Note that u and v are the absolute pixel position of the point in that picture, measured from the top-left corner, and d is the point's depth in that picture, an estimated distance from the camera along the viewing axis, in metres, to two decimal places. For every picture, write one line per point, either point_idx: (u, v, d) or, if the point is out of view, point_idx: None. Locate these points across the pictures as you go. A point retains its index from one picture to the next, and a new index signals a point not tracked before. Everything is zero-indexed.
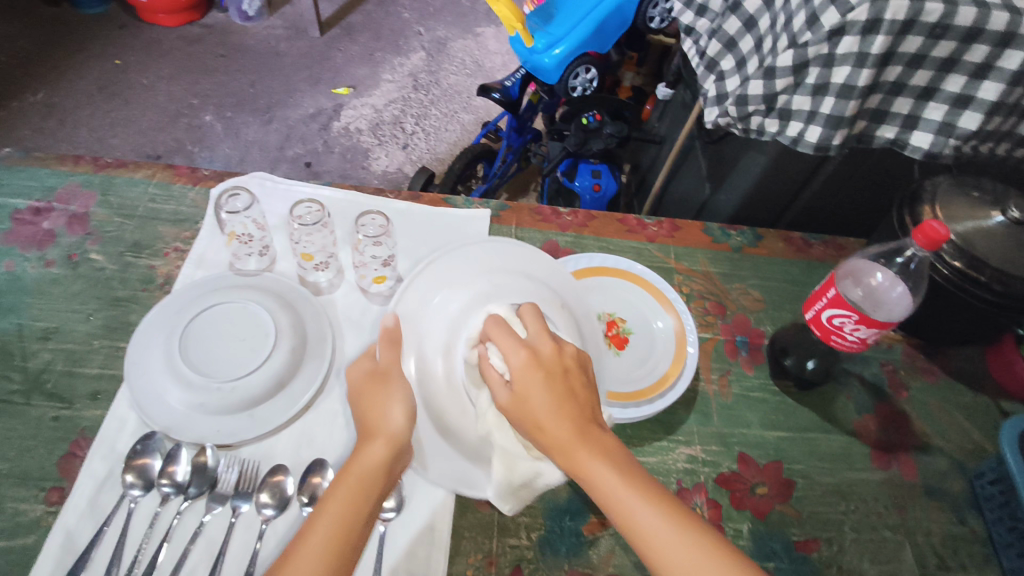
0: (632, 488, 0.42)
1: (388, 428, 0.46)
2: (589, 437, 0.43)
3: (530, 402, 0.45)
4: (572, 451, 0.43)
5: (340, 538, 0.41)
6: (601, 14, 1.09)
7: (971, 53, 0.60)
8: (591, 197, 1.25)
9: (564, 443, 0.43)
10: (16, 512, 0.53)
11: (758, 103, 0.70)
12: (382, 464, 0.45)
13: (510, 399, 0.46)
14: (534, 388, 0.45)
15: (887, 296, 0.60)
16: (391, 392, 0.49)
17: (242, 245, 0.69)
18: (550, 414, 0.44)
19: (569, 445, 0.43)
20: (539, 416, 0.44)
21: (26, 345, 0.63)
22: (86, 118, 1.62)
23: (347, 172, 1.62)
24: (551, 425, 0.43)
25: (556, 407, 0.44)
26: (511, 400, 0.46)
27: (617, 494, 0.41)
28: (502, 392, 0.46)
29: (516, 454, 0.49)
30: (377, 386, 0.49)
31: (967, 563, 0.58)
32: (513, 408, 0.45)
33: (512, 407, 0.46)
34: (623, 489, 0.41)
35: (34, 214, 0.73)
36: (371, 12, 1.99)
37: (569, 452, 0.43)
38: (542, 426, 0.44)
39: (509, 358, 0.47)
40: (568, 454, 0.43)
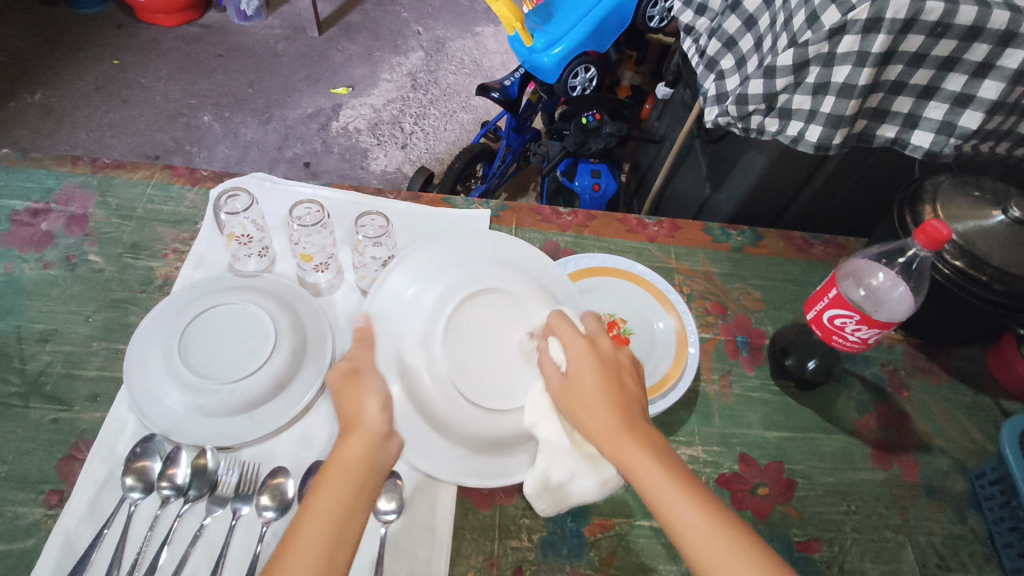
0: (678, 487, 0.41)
1: (365, 422, 0.46)
2: (639, 432, 0.44)
3: (579, 386, 0.47)
4: (621, 440, 0.43)
5: (328, 538, 0.40)
6: (600, 13, 1.08)
7: (972, 52, 0.60)
8: (591, 196, 1.24)
9: (611, 432, 0.44)
10: (14, 515, 0.53)
11: (758, 102, 0.70)
12: (362, 458, 0.44)
13: (563, 381, 0.48)
14: (588, 374, 0.47)
15: (889, 295, 0.60)
16: (365, 387, 0.48)
17: (241, 246, 0.69)
18: (603, 400, 0.45)
19: (615, 435, 0.44)
20: (587, 400, 0.46)
21: (24, 347, 0.62)
22: (84, 119, 1.61)
23: (346, 172, 1.62)
24: (599, 412, 0.45)
25: (608, 395, 0.46)
26: (562, 383, 0.48)
27: (661, 491, 0.41)
28: (555, 377, 0.49)
29: (561, 448, 0.49)
30: (353, 383, 0.49)
31: (968, 563, 0.58)
32: (564, 390, 0.48)
33: (566, 391, 0.48)
34: (672, 489, 0.41)
35: (32, 215, 0.72)
36: (369, 11, 1.99)
37: (615, 440, 0.44)
38: (589, 410, 0.45)
39: (567, 348, 0.50)
40: (613, 444, 0.43)
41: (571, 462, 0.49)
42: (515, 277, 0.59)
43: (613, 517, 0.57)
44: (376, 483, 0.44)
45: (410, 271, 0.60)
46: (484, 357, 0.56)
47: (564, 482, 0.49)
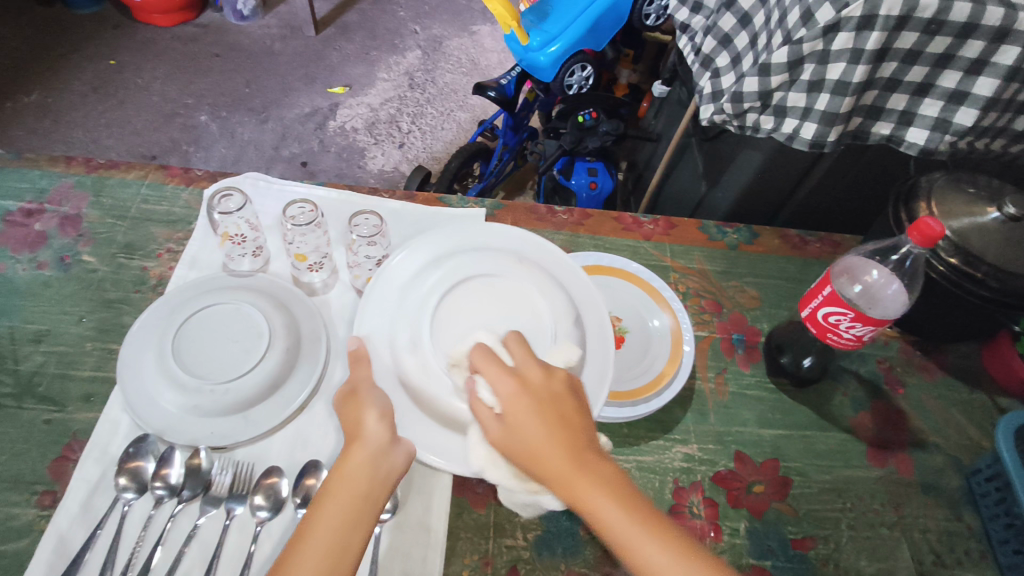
0: (647, 530, 0.40)
1: (365, 434, 0.45)
2: (586, 468, 0.42)
3: (518, 438, 0.43)
4: (577, 488, 0.41)
5: (331, 549, 0.40)
6: (595, 12, 1.08)
7: (966, 48, 0.60)
8: (587, 195, 1.23)
9: (566, 483, 0.42)
10: (8, 516, 0.53)
11: (753, 100, 0.70)
12: (364, 468, 0.44)
13: (501, 431, 0.44)
14: (524, 421, 0.43)
15: (882, 293, 0.60)
16: (365, 401, 0.48)
17: (235, 246, 0.69)
18: (550, 449, 0.42)
19: (566, 477, 0.42)
20: (531, 451, 0.43)
21: (18, 348, 0.62)
22: (80, 119, 1.61)
23: (343, 171, 1.62)
24: (550, 463, 0.42)
25: (552, 440, 0.43)
26: (501, 432, 0.44)
27: (632, 538, 0.40)
28: (491, 423, 0.45)
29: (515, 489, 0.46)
30: (352, 402, 0.49)
31: (963, 560, 0.58)
32: (503, 442, 0.44)
33: (506, 440, 0.44)
34: (635, 530, 0.40)
35: (25, 216, 0.72)
36: (365, 10, 1.99)
37: (570, 491, 0.41)
38: (534, 461, 0.42)
39: (497, 389, 0.46)
40: (568, 488, 0.41)
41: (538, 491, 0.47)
42: (494, 262, 0.61)
43: None
44: (382, 490, 0.43)
45: (393, 275, 0.60)
46: (470, 343, 0.55)
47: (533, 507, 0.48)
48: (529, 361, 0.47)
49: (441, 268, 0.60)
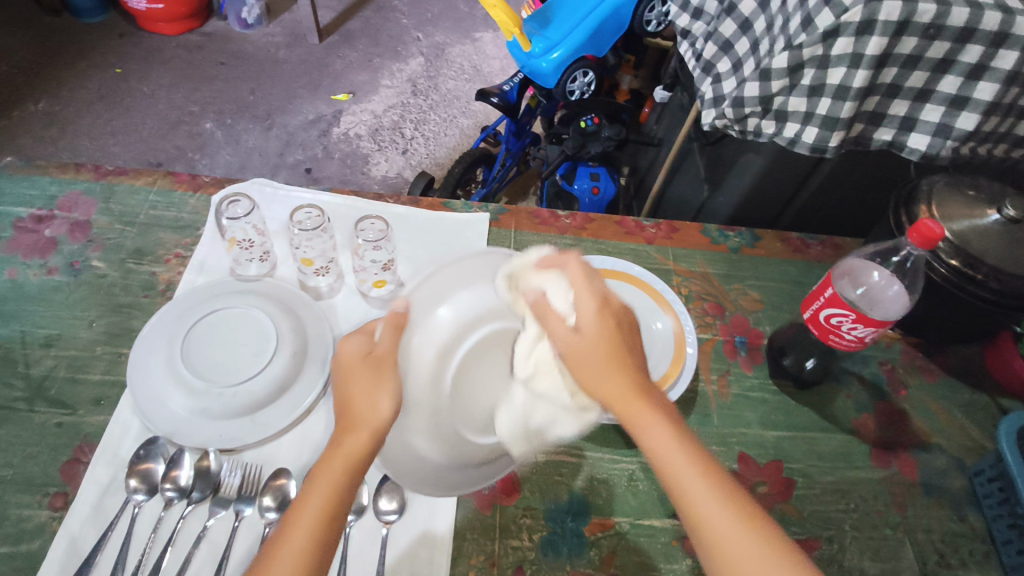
0: (695, 462, 0.43)
1: (376, 417, 0.44)
2: (650, 400, 0.45)
3: (580, 360, 0.46)
4: (637, 410, 0.45)
5: (320, 531, 0.42)
6: (596, 19, 1.11)
7: (966, 53, 0.61)
8: (590, 201, 1.23)
9: (626, 405, 0.45)
10: (20, 518, 0.53)
11: (754, 104, 0.70)
12: (359, 450, 0.44)
13: (570, 347, 0.47)
14: (597, 336, 0.46)
15: (883, 295, 0.61)
16: (386, 377, 0.45)
17: (243, 251, 0.70)
18: (613, 373, 0.45)
19: (628, 401, 0.45)
20: (594, 372, 0.46)
21: (29, 352, 0.63)
22: (87, 127, 1.63)
23: (347, 177, 1.63)
24: (612, 386, 0.45)
25: (618, 368, 0.46)
26: (568, 348, 0.47)
27: (682, 465, 0.43)
28: (562, 337, 0.48)
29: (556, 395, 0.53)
30: (370, 370, 0.45)
31: (968, 561, 0.58)
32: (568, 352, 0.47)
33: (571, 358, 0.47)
34: (686, 459, 0.43)
35: (36, 222, 0.73)
36: (368, 18, 2.01)
37: (632, 412, 0.45)
38: (600, 382, 0.46)
39: (578, 305, 0.49)
40: (627, 410, 0.45)
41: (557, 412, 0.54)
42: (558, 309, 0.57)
43: (612, 517, 0.57)
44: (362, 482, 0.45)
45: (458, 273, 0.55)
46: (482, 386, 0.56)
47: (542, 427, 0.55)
48: (608, 290, 0.50)
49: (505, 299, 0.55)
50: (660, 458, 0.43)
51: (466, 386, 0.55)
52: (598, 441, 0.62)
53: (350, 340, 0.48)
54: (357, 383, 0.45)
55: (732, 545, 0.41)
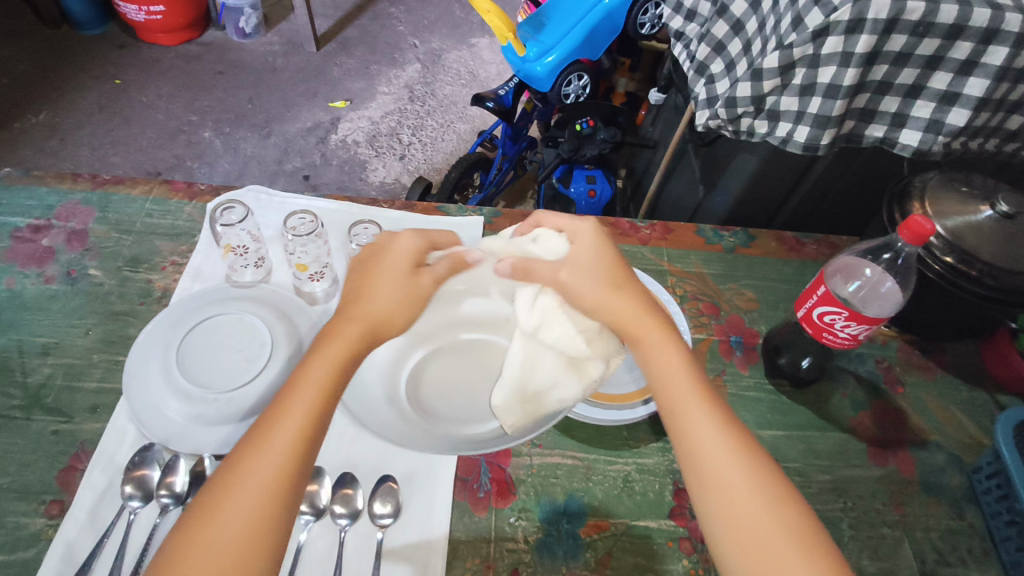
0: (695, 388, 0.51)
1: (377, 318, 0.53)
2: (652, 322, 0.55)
3: (574, 292, 0.57)
4: (645, 332, 0.55)
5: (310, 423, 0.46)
6: (590, 23, 1.12)
7: (955, 50, 0.61)
8: (586, 203, 1.24)
9: (636, 329, 0.55)
10: (16, 525, 0.54)
11: (746, 104, 0.70)
12: (351, 344, 0.51)
13: (573, 276, 0.57)
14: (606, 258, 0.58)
15: (877, 291, 0.61)
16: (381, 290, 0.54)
17: (237, 257, 0.71)
18: (621, 299, 0.56)
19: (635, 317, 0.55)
20: (600, 298, 0.56)
21: (26, 360, 0.64)
22: (87, 138, 1.64)
23: (345, 184, 1.64)
24: (620, 310, 0.56)
25: (626, 293, 0.56)
26: (570, 280, 0.57)
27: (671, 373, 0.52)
28: (562, 272, 0.58)
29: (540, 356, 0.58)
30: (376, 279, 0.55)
31: (967, 558, 0.58)
32: (573, 284, 0.57)
33: (571, 286, 0.57)
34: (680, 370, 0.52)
35: (33, 232, 0.74)
36: (365, 26, 2.02)
37: (642, 340, 0.55)
38: (602, 307, 0.56)
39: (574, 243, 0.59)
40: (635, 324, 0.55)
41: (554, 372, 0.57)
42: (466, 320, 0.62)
43: (607, 518, 0.57)
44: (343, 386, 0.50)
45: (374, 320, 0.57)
46: (469, 397, 0.58)
47: (545, 388, 0.57)
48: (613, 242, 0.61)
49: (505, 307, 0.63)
50: (665, 381, 0.52)
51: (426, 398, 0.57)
52: (594, 442, 0.62)
53: (409, 238, 0.58)
54: (382, 279, 0.55)
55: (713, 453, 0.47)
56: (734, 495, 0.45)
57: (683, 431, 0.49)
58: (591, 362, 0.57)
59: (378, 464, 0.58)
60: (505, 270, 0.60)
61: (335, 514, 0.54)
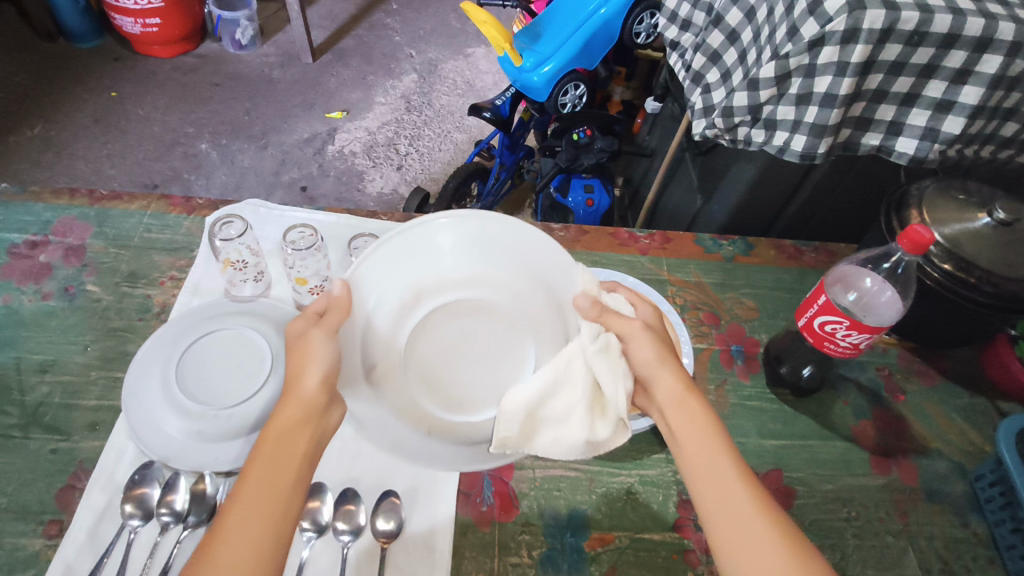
0: (715, 439, 0.48)
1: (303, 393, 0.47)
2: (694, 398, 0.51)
3: (633, 344, 0.53)
4: (684, 408, 0.50)
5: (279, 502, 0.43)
6: (586, 32, 1.13)
7: (950, 58, 0.61)
8: (584, 212, 1.24)
9: (675, 404, 0.51)
10: (14, 547, 0.53)
11: (743, 113, 0.72)
12: (297, 425, 0.46)
13: (643, 337, 0.53)
14: (661, 332, 0.56)
15: (876, 301, 0.61)
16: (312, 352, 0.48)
17: (237, 272, 0.70)
18: (669, 374, 0.52)
19: (678, 397, 0.51)
20: (649, 363, 0.52)
21: (24, 378, 0.63)
22: (83, 151, 1.64)
23: (342, 194, 1.63)
24: (665, 386, 0.52)
25: (672, 369, 0.52)
26: (637, 331, 0.53)
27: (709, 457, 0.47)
28: (633, 323, 0.53)
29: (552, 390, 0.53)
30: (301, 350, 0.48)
31: (971, 567, 0.58)
32: (643, 345, 0.52)
33: (633, 346, 0.53)
34: (720, 453, 0.47)
35: (30, 248, 0.73)
36: (361, 36, 2.03)
37: (677, 408, 0.51)
38: (655, 369, 0.52)
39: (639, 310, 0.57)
40: (678, 404, 0.51)
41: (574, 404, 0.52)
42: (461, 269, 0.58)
43: (612, 531, 0.57)
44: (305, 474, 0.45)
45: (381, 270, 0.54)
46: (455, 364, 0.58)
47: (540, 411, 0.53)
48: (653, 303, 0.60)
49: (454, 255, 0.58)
50: (700, 461, 0.47)
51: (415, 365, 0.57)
52: (596, 454, 0.62)
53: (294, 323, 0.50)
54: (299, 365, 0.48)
55: (739, 517, 0.44)
56: None
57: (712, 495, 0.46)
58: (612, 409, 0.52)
59: (381, 478, 0.58)
60: (585, 304, 0.52)
61: (337, 531, 0.54)
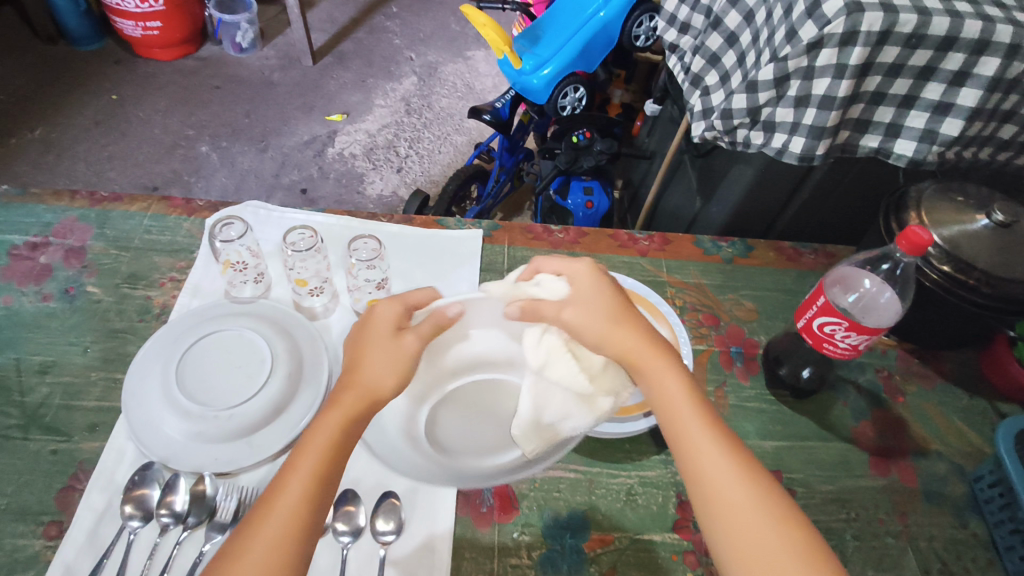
0: (693, 409, 0.49)
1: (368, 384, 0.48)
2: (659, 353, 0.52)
3: (580, 333, 0.52)
4: (648, 362, 0.51)
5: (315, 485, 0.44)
6: (586, 34, 1.14)
7: (948, 61, 0.62)
8: (583, 214, 1.24)
9: (637, 358, 0.51)
10: (14, 548, 0.53)
11: (742, 116, 0.72)
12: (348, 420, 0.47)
13: (578, 315, 0.52)
14: (598, 291, 0.54)
15: (875, 302, 0.61)
16: (375, 351, 0.50)
17: (237, 273, 0.71)
18: (629, 335, 0.52)
19: (642, 351, 0.51)
20: (603, 329, 0.52)
21: (24, 379, 0.63)
22: (83, 153, 1.64)
23: (342, 197, 1.64)
24: (624, 342, 0.52)
25: (626, 323, 0.52)
26: (574, 317, 0.52)
27: (679, 406, 0.49)
28: (564, 312, 0.53)
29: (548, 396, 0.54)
30: (365, 348, 0.50)
31: (970, 568, 0.58)
32: (579, 321, 0.52)
33: (577, 328, 0.52)
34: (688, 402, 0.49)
35: (31, 250, 0.73)
36: (361, 39, 2.04)
37: (645, 363, 0.51)
38: (602, 343, 0.52)
39: (572, 279, 0.55)
40: (642, 359, 0.51)
41: (565, 404, 0.53)
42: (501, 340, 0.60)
43: (611, 532, 0.57)
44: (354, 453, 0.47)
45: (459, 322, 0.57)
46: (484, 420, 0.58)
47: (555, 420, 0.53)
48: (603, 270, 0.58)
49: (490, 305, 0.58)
50: (670, 411, 0.49)
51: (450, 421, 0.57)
52: (596, 455, 0.62)
53: (386, 304, 0.53)
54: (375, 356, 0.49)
55: (720, 481, 0.45)
56: (756, 537, 0.43)
57: (690, 462, 0.47)
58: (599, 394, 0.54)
59: (380, 479, 0.58)
60: (512, 313, 0.55)
61: (337, 532, 0.53)
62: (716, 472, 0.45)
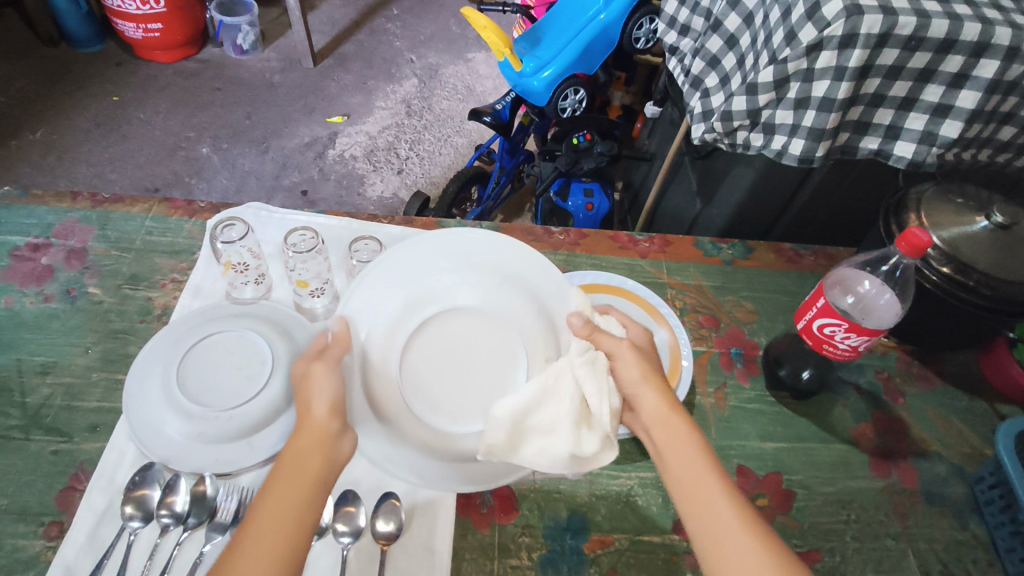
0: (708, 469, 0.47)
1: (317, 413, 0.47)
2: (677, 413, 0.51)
3: (621, 364, 0.54)
4: (666, 422, 0.50)
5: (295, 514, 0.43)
6: (587, 36, 1.14)
7: (947, 63, 0.62)
8: (584, 215, 1.24)
9: (658, 418, 0.51)
10: (14, 548, 0.53)
11: (742, 118, 0.72)
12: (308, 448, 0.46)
13: (632, 354, 0.54)
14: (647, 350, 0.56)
15: (874, 304, 0.61)
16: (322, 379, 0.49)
17: (237, 274, 0.71)
18: (654, 391, 0.52)
19: (661, 414, 0.51)
20: (634, 383, 0.53)
21: (25, 379, 0.63)
22: (84, 154, 1.64)
23: (343, 198, 1.64)
24: (650, 399, 0.52)
25: (651, 381, 0.53)
26: (626, 356, 0.54)
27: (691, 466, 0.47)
28: (622, 344, 0.54)
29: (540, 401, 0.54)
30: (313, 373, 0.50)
31: (970, 570, 0.58)
32: (626, 363, 0.54)
33: (625, 361, 0.54)
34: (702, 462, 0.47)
35: (32, 251, 0.74)
36: (362, 42, 2.04)
37: (664, 424, 0.50)
38: (641, 389, 0.52)
39: (630, 330, 0.58)
40: (661, 420, 0.51)
41: (561, 416, 0.53)
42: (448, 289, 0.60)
43: (611, 533, 0.57)
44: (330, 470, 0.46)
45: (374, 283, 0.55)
46: (452, 376, 0.59)
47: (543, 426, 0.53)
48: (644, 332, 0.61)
49: (430, 247, 0.58)
50: (682, 471, 0.47)
51: (419, 388, 0.57)
52: None
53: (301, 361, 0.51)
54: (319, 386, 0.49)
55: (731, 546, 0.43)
56: None
57: (700, 523, 0.45)
58: (598, 428, 0.54)
59: (380, 480, 0.58)
60: (575, 321, 0.56)
61: (337, 533, 0.54)
62: (726, 535, 0.43)
